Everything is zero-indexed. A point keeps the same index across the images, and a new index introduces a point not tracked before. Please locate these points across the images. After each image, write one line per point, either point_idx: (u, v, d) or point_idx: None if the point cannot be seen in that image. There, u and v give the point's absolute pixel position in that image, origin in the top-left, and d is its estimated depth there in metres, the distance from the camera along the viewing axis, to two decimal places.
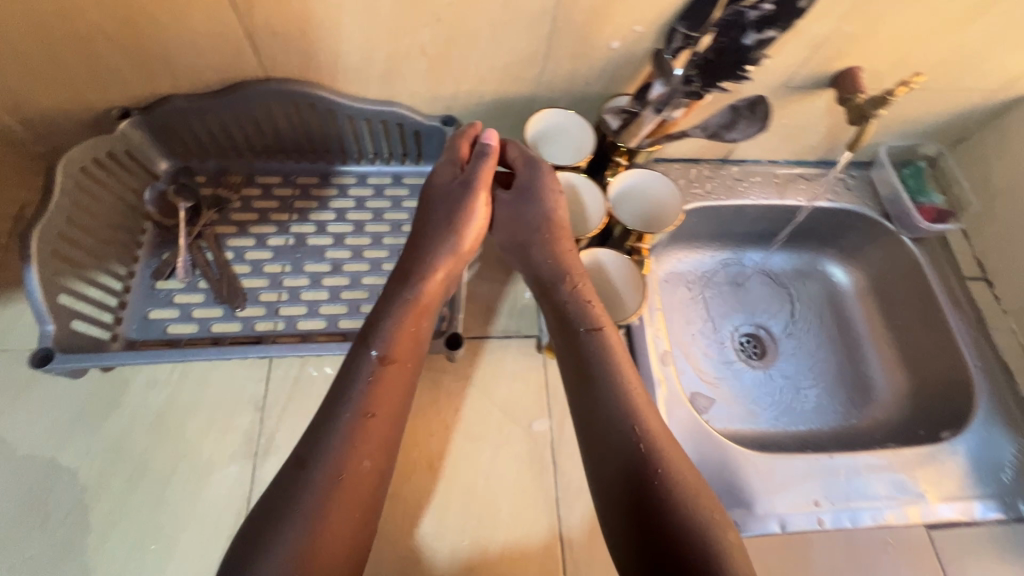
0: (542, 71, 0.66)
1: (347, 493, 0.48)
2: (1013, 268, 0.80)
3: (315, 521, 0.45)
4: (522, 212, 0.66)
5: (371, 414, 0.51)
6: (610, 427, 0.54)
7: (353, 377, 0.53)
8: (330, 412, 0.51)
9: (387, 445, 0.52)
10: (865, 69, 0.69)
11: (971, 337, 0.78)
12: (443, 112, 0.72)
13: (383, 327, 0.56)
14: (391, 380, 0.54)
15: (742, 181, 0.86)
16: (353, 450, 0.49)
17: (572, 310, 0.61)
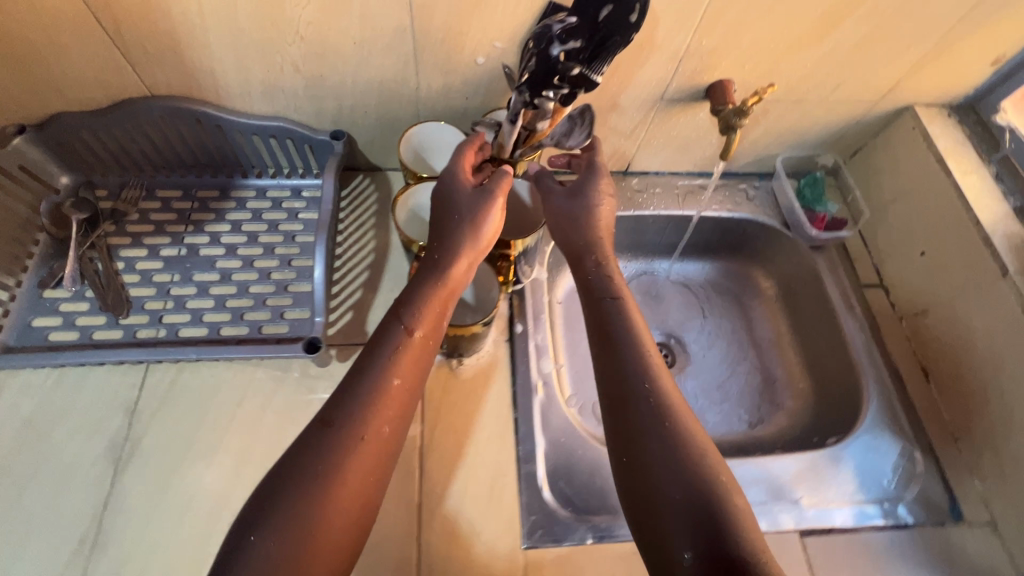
0: (417, 85, 0.69)
1: (364, 457, 0.49)
2: (904, 274, 0.80)
3: (325, 480, 0.47)
4: (575, 211, 0.67)
5: (391, 382, 0.53)
6: (632, 392, 0.55)
7: (374, 347, 0.55)
8: (360, 378, 0.53)
9: (406, 410, 0.54)
10: (735, 81, 0.71)
11: (864, 343, 0.78)
12: (332, 127, 0.75)
13: (408, 302, 0.58)
14: (412, 353, 0.55)
15: (642, 192, 0.88)
16: (372, 417, 0.51)
17: (597, 280, 0.64)
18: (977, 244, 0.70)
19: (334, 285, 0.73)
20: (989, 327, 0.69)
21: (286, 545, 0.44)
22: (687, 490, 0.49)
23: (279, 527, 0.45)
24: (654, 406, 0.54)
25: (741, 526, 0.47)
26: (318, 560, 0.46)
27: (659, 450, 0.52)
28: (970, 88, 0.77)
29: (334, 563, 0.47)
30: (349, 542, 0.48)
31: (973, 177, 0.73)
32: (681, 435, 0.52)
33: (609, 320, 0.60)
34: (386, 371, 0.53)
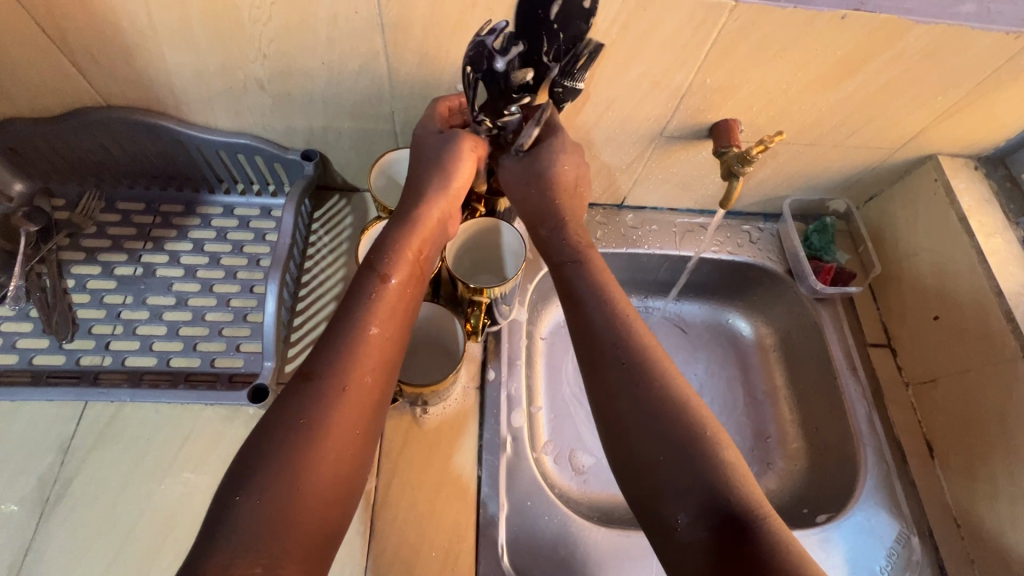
0: (393, 110, 0.64)
1: (346, 405, 0.45)
2: (914, 337, 0.74)
3: (307, 431, 0.43)
4: (531, 175, 0.59)
5: (370, 329, 0.49)
6: (607, 351, 0.51)
7: (350, 301, 0.50)
8: (337, 325, 0.49)
9: (389, 362, 0.50)
10: (742, 122, 0.65)
11: (866, 411, 0.72)
12: (304, 146, 0.70)
13: (384, 251, 0.54)
14: (390, 302, 0.51)
15: (637, 229, 0.82)
16: (351, 364, 0.47)
17: (554, 244, 0.59)
18: (996, 317, 0.63)
19: (296, 316, 0.68)
20: (1002, 409, 0.63)
21: (269, 507, 0.40)
22: (676, 454, 0.45)
23: (266, 485, 0.41)
24: (630, 369, 0.49)
25: (741, 487, 0.44)
26: (303, 525, 0.41)
27: (641, 416, 0.47)
28: (1000, 141, 0.70)
29: (320, 522, 0.42)
30: (339, 493, 0.44)
31: (997, 240, 0.67)
32: (665, 395, 0.48)
33: (572, 279, 0.56)
34: (365, 319, 0.49)
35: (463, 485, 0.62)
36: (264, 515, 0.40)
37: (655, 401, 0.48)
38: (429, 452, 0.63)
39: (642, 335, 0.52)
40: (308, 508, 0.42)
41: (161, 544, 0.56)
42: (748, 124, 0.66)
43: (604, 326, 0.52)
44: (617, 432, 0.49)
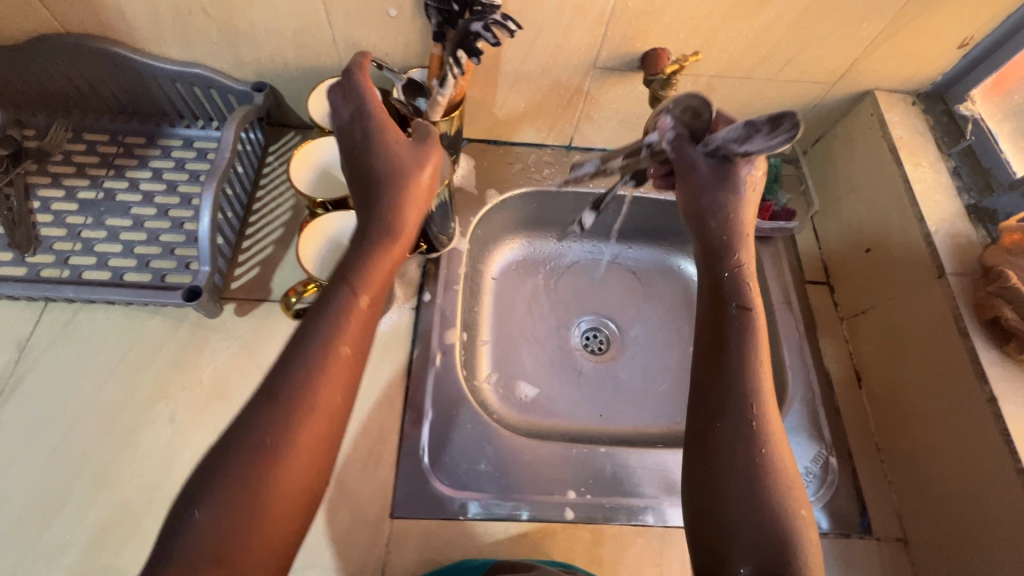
0: (333, 38, 0.66)
1: (316, 415, 0.41)
2: (849, 273, 0.75)
3: (271, 439, 0.39)
4: (720, 196, 0.56)
5: (342, 346, 0.44)
6: (726, 398, 0.49)
7: (322, 301, 0.46)
8: (310, 329, 0.44)
9: (354, 382, 0.45)
10: (671, 51, 0.67)
11: (799, 343, 0.73)
12: (255, 79, 0.73)
13: (354, 261, 0.48)
14: (365, 313, 0.46)
15: (584, 169, 0.84)
16: (324, 375, 0.42)
17: (729, 283, 0.54)
18: (917, 241, 0.64)
19: (244, 240, 0.72)
20: (917, 331, 0.63)
21: (225, 514, 0.36)
22: (761, 528, 0.43)
23: (222, 501, 0.37)
24: (755, 425, 0.47)
25: (802, 548, 0.43)
26: (268, 531, 0.38)
27: (740, 471, 0.46)
28: (934, 73, 0.70)
29: (278, 541, 0.38)
30: (303, 509, 0.40)
31: (925, 169, 0.67)
32: (756, 440, 0.47)
33: (728, 330, 0.52)
34: (343, 329, 0.44)
35: (391, 395, 0.65)
36: (223, 524, 0.36)
37: (756, 462, 0.46)
38: (361, 365, 0.67)
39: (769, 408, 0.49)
40: (269, 522, 0.38)
41: (104, 434, 0.60)
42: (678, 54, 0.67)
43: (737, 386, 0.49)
44: (710, 474, 0.47)
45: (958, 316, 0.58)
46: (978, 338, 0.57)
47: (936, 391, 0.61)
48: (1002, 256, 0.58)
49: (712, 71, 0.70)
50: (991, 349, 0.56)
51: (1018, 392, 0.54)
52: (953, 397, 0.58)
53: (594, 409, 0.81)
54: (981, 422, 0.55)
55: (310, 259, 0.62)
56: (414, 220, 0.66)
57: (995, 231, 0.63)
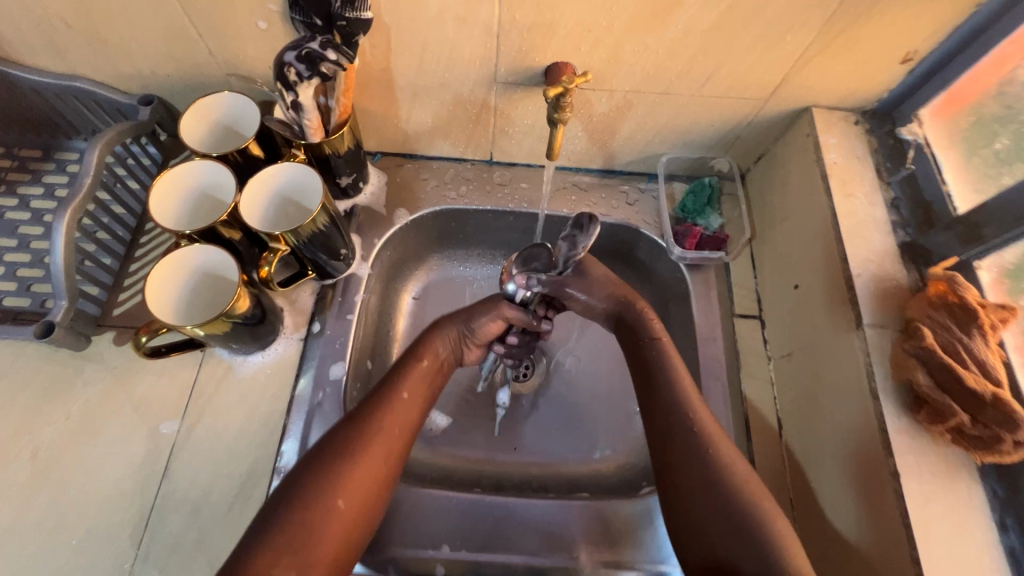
0: (207, 51, 0.61)
1: (377, 446, 0.52)
2: (779, 309, 0.68)
3: (345, 454, 0.51)
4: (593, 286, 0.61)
5: (402, 393, 0.57)
6: (686, 444, 0.53)
7: (393, 374, 0.59)
8: (376, 388, 0.58)
9: (396, 460, 0.54)
10: (575, 64, 0.60)
11: (720, 385, 0.66)
12: (143, 91, 0.69)
13: (398, 368, 0.59)
14: (422, 376, 0.59)
15: (505, 186, 0.78)
16: (387, 414, 0.54)
17: (636, 323, 0.61)
18: (840, 284, 0.58)
19: (131, 263, 0.68)
20: (833, 384, 0.57)
21: (291, 521, 0.46)
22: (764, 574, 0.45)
23: (272, 550, 0.45)
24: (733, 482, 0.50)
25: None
26: (319, 556, 0.46)
27: (699, 485, 0.51)
28: (878, 90, 0.63)
29: (334, 556, 0.47)
30: (363, 522, 0.50)
31: (859, 200, 0.60)
32: (724, 478, 0.50)
33: (649, 359, 0.58)
34: (399, 384, 0.57)
35: (265, 433, 0.62)
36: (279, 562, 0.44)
37: (733, 510, 0.49)
38: (239, 401, 0.63)
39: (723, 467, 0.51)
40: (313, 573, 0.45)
41: None
42: (583, 68, 0.61)
43: (690, 435, 0.53)
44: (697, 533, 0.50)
45: (871, 373, 0.52)
46: (888, 401, 0.51)
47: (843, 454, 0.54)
48: (925, 311, 0.51)
49: (626, 86, 0.63)
50: (902, 415, 0.50)
51: (926, 467, 0.48)
52: (857, 462, 0.52)
53: (508, 440, 0.75)
54: (881, 494, 0.49)
55: (165, 297, 0.57)
56: (287, 249, 0.61)
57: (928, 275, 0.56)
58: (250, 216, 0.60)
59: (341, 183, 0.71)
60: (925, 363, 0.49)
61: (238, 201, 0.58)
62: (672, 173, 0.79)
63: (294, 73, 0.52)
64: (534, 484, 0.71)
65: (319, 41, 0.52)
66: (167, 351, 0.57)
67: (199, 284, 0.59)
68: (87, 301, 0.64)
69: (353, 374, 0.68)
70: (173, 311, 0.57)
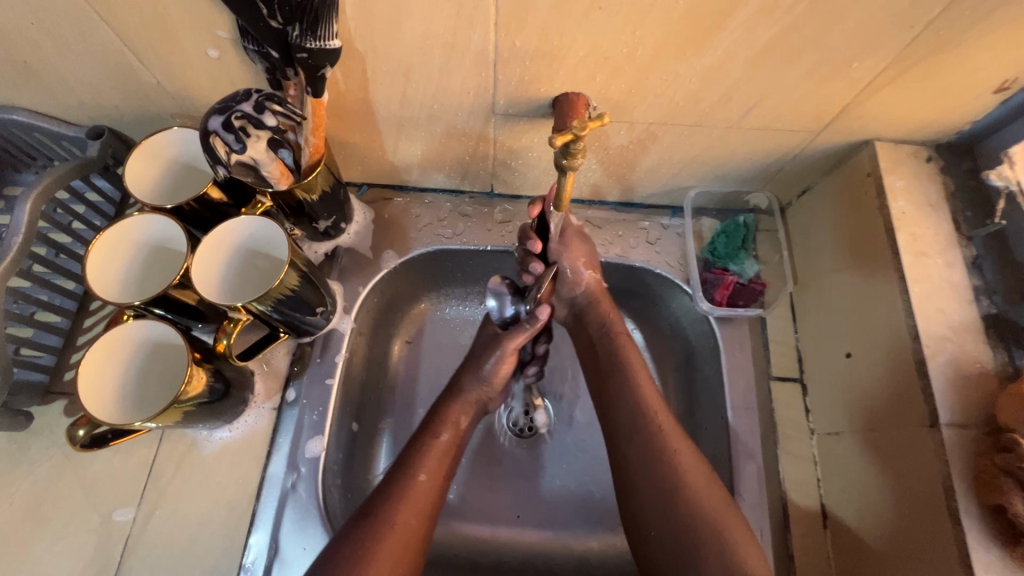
0: (156, 82, 0.52)
1: (391, 546, 0.46)
2: (825, 376, 0.58)
3: (356, 561, 0.44)
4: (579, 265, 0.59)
5: (418, 476, 0.51)
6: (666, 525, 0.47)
7: (407, 454, 0.53)
8: (390, 472, 0.52)
9: (411, 561, 0.47)
10: (590, 95, 0.50)
11: (755, 466, 0.57)
12: (92, 123, 0.59)
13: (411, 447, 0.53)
14: (439, 454, 0.53)
15: (508, 223, 0.69)
16: (400, 504, 0.48)
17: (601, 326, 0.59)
18: (908, 367, 0.48)
19: (84, 321, 0.59)
20: (896, 485, 0.48)
21: None
22: None
23: None
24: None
25: None
26: None
27: (669, 535, 0.47)
28: (958, 122, 0.52)
29: None
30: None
31: (932, 260, 0.50)
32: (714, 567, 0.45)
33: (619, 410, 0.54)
34: (414, 466, 0.51)
35: (233, 521, 0.54)
36: None
37: None
38: (203, 483, 0.56)
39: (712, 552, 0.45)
40: None
41: None
42: (599, 100, 0.51)
43: (674, 521, 0.47)
44: None
45: (950, 490, 0.43)
46: (972, 527, 0.42)
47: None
48: (1020, 416, 0.41)
49: (650, 118, 0.53)
50: (990, 547, 0.41)
51: None
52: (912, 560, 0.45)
53: (509, 509, 0.66)
54: None
55: (110, 382, 0.49)
56: (250, 317, 0.52)
57: (1019, 359, 0.46)
58: (207, 281, 0.51)
59: (319, 226, 0.62)
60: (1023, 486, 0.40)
61: (190, 263, 0.49)
62: (700, 207, 0.68)
63: (223, 143, 0.45)
64: (539, 564, 0.63)
65: (254, 102, 0.45)
66: (110, 440, 0.47)
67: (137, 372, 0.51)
68: (30, 369, 0.55)
69: (335, 448, 0.60)
70: (122, 400, 0.50)
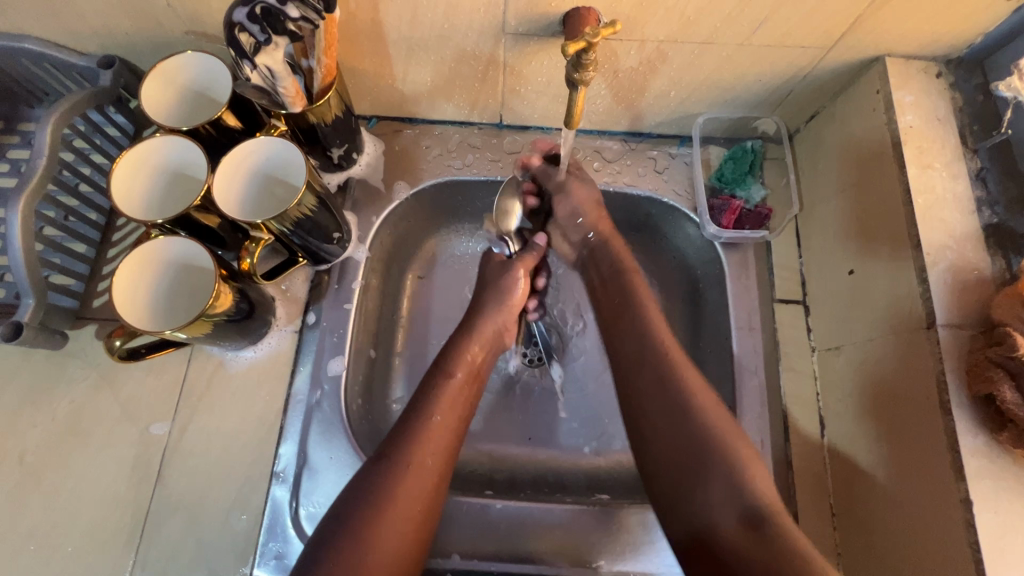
0: (167, 3, 0.52)
1: (411, 484, 0.47)
2: (827, 295, 0.60)
3: (376, 498, 0.45)
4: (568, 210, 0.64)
5: (435, 416, 0.51)
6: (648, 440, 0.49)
7: (423, 393, 0.53)
8: (404, 415, 0.52)
9: (437, 491, 0.49)
10: (601, 8, 0.50)
11: (757, 381, 0.60)
12: (103, 52, 0.59)
13: (427, 386, 0.53)
14: (456, 395, 0.53)
15: (516, 153, 0.70)
16: (416, 444, 0.49)
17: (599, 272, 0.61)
18: (908, 275, 0.49)
19: (108, 249, 0.61)
20: (893, 387, 0.50)
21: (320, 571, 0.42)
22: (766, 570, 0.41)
23: None
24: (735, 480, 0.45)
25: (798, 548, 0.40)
26: None
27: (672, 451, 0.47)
28: (972, 33, 0.52)
29: None
30: (403, 565, 0.45)
31: (937, 172, 0.51)
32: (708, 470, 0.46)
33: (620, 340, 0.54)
34: (429, 407, 0.51)
35: (261, 435, 0.58)
36: None
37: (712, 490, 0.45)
38: (232, 400, 0.59)
39: (699, 453, 0.46)
40: None
41: None
42: (610, 13, 0.50)
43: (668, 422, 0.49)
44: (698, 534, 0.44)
45: (943, 384, 0.45)
46: (963, 417, 0.44)
47: (913, 488, 0.47)
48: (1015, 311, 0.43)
49: (662, 35, 0.53)
50: (978, 433, 0.44)
51: (1002, 493, 0.43)
52: (916, 470, 0.47)
53: (521, 431, 0.69)
54: (947, 524, 0.44)
55: (141, 299, 0.52)
56: (271, 237, 0.54)
57: (1017, 264, 0.48)
58: (228, 201, 0.53)
59: (333, 155, 0.63)
60: (1012, 375, 0.42)
61: (210, 183, 0.51)
62: (708, 135, 0.69)
63: (248, 37, 0.46)
64: (549, 478, 0.67)
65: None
66: (145, 353, 0.53)
67: (156, 288, 0.53)
68: (61, 294, 0.58)
69: (355, 370, 0.62)
70: (157, 297, 0.53)
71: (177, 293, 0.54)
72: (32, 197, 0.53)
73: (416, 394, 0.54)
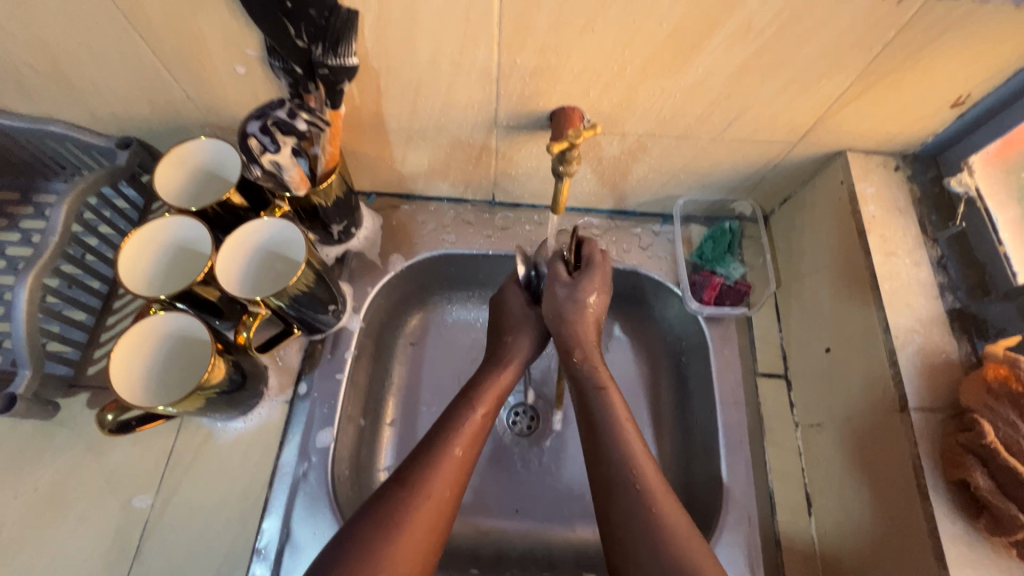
0: (186, 95, 0.57)
1: (423, 516, 0.48)
2: (806, 371, 0.62)
3: (387, 526, 0.46)
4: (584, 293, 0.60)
5: (455, 449, 0.53)
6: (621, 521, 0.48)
7: (443, 426, 0.55)
8: (425, 444, 0.54)
9: (446, 526, 0.50)
10: (584, 107, 0.55)
11: (743, 456, 0.60)
12: (122, 134, 0.64)
13: (450, 416, 0.56)
14: (475, 430, 0.55)
15: (507, 229, 0.73)
16: (436, 476, 0.50)
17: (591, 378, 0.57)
18: (880, 356, 0.51)
19: (107, 316, 0.63)
20: (875, 467, 0.51)
21: None
22: None
23: None
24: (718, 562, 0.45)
25: None
26: None
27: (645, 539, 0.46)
28: (922, 133, 0.57)
29: None
30: None
31: (900, 260, 0.54)
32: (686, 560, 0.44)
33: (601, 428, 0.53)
34: (451, 440, 0.53)
35: (245, 509, 0.57)
36: None
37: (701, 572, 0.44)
38: (218, 471, 0.58)
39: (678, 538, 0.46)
40: None
41: None
42: (591, 111, 0.55)
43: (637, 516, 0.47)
44: None
45: (920, 469, 0.46)
46: (941, 503, 0.45)
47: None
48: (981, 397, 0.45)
49: (640, 130, 0.58)
50: (957, 520, 0.45)
51: None
52: (901, 545, 0.47)
53: (509, 503, 0.69)
54: None
55: (137, 372, 0.53)
56: (269, 311, 0.57)
57: (982, 349, 0.50)
58: (230, 281, 0.55)
59: (332, 230, 0.66)
60: (984, 462, 0.43)
61: (215, 261, 0.53)
62: (688, 214, 0.73)
63: (259, 143, 0.49)
64: (538, 553, 0.65)
65: (286, 108, 0.50)
66: (135, 427, 0.53)
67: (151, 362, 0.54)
68: (58, 363, 0.59)
69: (343, 441, 0.63)
70: (161, 356, 0.55)
71: (171, 367, 0.55)
72: (42, 271, 0.55)
73: (439, 423, 0.55)
